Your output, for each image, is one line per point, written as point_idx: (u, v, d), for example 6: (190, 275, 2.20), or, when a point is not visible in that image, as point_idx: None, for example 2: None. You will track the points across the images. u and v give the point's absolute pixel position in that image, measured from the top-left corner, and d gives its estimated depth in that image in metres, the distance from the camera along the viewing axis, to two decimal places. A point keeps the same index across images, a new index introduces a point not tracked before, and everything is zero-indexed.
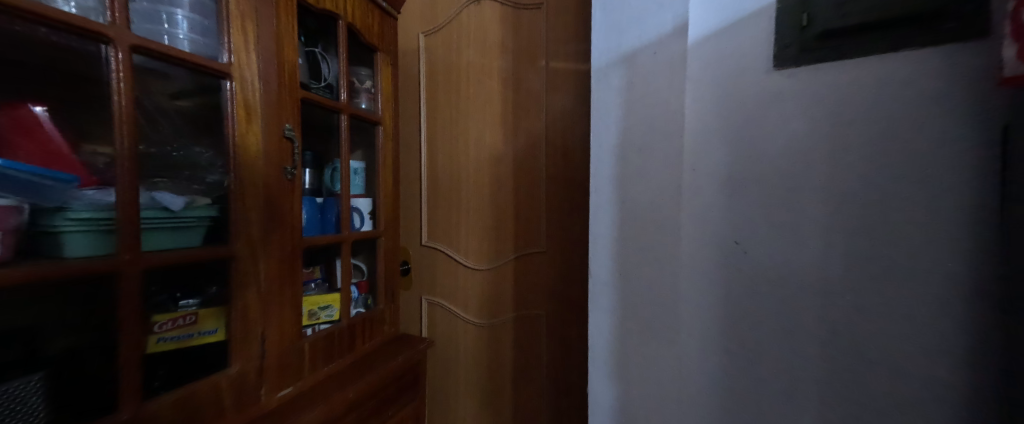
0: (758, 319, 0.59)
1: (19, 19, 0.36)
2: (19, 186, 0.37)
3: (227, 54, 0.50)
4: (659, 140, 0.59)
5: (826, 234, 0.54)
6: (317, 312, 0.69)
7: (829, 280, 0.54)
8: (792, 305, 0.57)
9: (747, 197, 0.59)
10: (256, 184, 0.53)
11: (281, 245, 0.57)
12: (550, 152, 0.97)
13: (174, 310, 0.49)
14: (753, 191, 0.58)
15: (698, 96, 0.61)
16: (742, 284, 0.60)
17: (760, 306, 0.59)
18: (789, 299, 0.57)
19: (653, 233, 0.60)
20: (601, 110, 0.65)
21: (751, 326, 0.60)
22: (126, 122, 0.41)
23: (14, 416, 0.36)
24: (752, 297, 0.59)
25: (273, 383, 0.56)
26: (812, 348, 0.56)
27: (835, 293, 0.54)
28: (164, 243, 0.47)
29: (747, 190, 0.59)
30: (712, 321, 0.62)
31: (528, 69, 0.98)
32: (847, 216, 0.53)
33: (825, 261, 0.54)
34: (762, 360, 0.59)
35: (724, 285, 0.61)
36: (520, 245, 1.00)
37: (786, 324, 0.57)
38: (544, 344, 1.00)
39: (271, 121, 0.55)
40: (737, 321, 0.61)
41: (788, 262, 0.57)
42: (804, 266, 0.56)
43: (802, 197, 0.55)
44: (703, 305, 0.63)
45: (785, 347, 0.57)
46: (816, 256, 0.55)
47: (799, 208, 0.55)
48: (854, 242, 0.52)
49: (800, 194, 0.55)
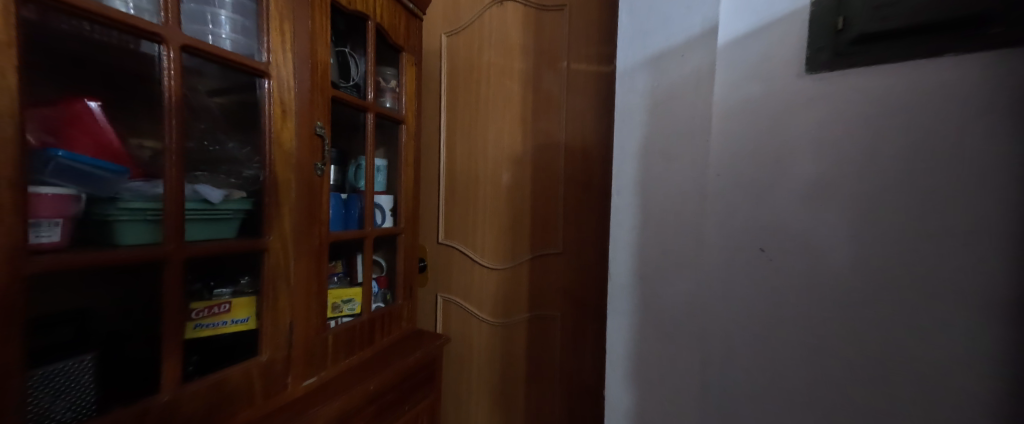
0: (780, 331, 0.57)
1: (67, 15, 0.37)
2: (78, 178, 0.39)
3: (265, 54, 0.52)
4: (683, 144, 0.59)
5: (858, 246, 0.52)
6: (340, 305, 0.71)
7: (861, 292, 0.52)
8: (818, 318, 0.55)
9: (778, 203, 0.57)
10: (289, 179, 0.55)
11: (309, 238, 0.59)
12: (568, 155, 0.97)
13: (210, 298, 0.51)
14: (784, 198, 0.56)
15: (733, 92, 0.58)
16: (763, 293, 0.58)
17: (784, 319, 0.57)
18: (815, 311, 0.55)
19: (676, 235, 0.61)
20: (624, 112, 0.66)
21: (779, 341, 0.58)
22: (175, 118, 0.43)
23: (70, 393, 0.38)
24: (774, 309, 0.58)
25: (298, 372, 0.58)
26: (838, 363, 0.54)
27: (865, 307, 0.52)
28: (203, 234, 0.49)
29: (779, 197, 0.56)
30: (733, 331, 0.61)
31: (549, 71, 0.98)
32: (885, 229, 0.50)
33: (854, 272, 0.52)
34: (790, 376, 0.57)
35: (745, 296, 0.60)
36: (537, 246, 1.01)
37: (811, 338, 0.55)
38: (558, 345, 0.99)
39: (304, 119, 0.57)
40: (760, 332, 0.59)
41: (815, 273, 0.55)
42: (833, 277, 0.54)
43: (841, 202, 0.53)
44: (725, 315, 0.61)
45: (810, 362, 0.55)
46: (845, 269, 0.53)
47: (830, 215, 0.53)
48: (890, 256, 0.50)
49: (836, 201, 0.53)
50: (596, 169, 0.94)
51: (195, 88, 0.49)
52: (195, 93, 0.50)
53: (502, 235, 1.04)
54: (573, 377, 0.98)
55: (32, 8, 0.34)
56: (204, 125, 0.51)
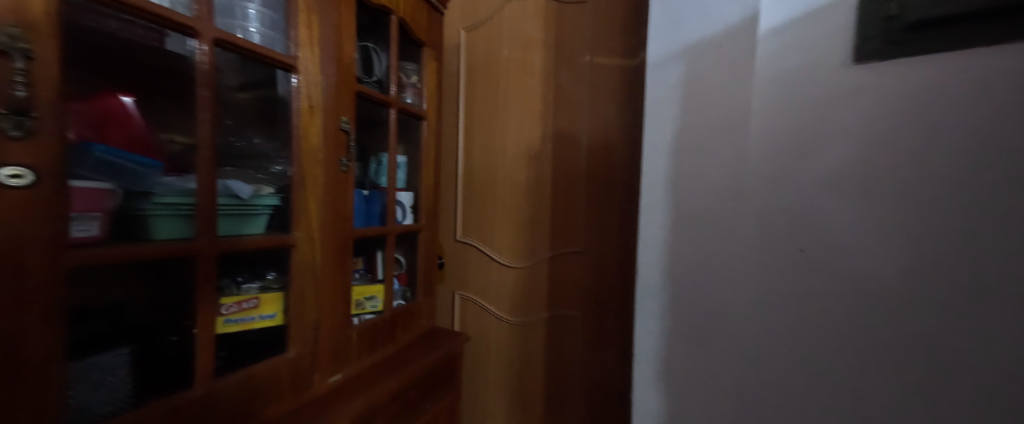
0: (817, 344, 0.52)
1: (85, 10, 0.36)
2: (113, 172, 0.39)
3: (293, 47, 0.52)
4: (721, 140, 0.58)
5: (911, 252, 0.46)
6: (363, 302, 0.71)
7: (917, 306, 0.46)
8: (868, 334, 0.48)
9: (828, 203, 0.50)
10: (316, 175, 0.55)
11: (334, 234, 0.59)
12: (589, 151, 0.96)
13: (238, 293, 0.51)
14: (835, 198, 0.50)
15: (770, 85, 0.53)
16: (799, 302, 0.53)
17: (829, 334, 0.51)
18: (865, 327, 0.49)
19: (717, 236, 0.59)
20: (655, 106, 0.65)
21: (817, 357, 0.52)
22: (207, 113, 0.43)
23: (107, 387, 0.38)
24: (813, 322, 0.52)
25: (324, 369, 0.58)
26: (892, 388, 0.47)
27: (927, 326, 0.45)
28: (232, 229, 0.49)
29: (830, 198, 0.50)
30: (767, 341, 0.55)
31: (571, 66, 0.98)
32: (944, 236, 0.44)
33: (907, 283, 0.46)
34: (829, 394, 0.51)
35: (778, 305, 0.54)
36: (557, 244, 1.01)
37: (857, 356, 0.49)
38: (578, 344, 0.98)
39: (329, 114, 0.56)
40: (799, 348, 0.53)
41: (860, 283, 0.49)
42: (881, 285, 0.48)
43: (891, 207, 0.47)
44: (756, 322, 0.56)
45: (857, 384, 0.49)
46: (897, 277, 0.47)
47: (883, 218, 0.47)
48: (947, 263, 0.44)
49: (886, 205, 0.47)
50: (618, 165, 0.92)
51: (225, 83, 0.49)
52: (228, 89, 0.49)
53: (520, 233, 1.03)
54: (594, 379, 0.96)
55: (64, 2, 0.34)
56: (231, 120, 0.51)
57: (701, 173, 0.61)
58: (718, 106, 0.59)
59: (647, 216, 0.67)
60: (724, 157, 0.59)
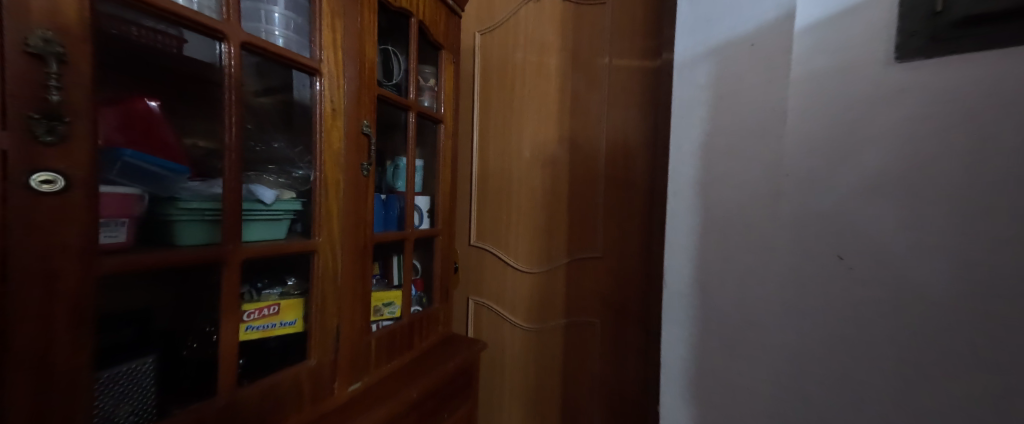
0: (857, 359, 0.49)
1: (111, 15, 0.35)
2: (142, 178, 0.39)
3: (317, 51, 0.51)
4: (751, 141, 0.57)
5: (963, 265, 0.42)
6: (381, 309, 0.70)
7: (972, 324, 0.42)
8: (915, 350, 0.45)
9: (869, 209, 0.48)
10: (338, 179, 0.54)
11: (355, 240, 0.58)
12: (608, 155, 0.94)
13: (259, 299, 0.50)
14: (877, 205, 0.47)
15: (806, 86, 0.51)
16: (836, 314, 0.50)
17: (872, 351, 0.48)
18: (914, 343, 0.45)
19: (745, 238, 0.58)
20: (682, 107, 0.64)
21: (860, 374, 0.48)
22: (235, 117, 0.43)
23: (132, 398, 0.37)
24: (852, 335, 0.49)
25: (344, 377, 0.57)
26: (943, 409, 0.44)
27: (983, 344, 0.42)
28: (256, 235, 0.48)
29: (871, 204, 0.47)
30: (802, 353, 0.53)
31: (589, 67, 0.97)
32: (999, 246, 0.41)
33: (959, 296, 0.43)
34: (873, 412, 0.48)
35: (816, 316, 0.51)
36: (574, 249, 0.99)
37: (904, 375, 0.46)
38: (597, 350, 0.97)
39: (352, 117, 0.56)
40: (837, 362, 0.50)
41: (906, 296, 0.45)
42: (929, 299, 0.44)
43: (940, 214, 0.43)
44: (792, 332, 0.54)
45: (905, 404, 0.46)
46: (950, 291, 0.43)
47: (931, 227, 0.44)
48: (1003, 273, 0.41)
49: (934, 213, 0.44)
50: (638, 168, 0.90)
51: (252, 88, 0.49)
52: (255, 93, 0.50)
53: (537, 237, 1.02)
54: (613, 386, 0.94)
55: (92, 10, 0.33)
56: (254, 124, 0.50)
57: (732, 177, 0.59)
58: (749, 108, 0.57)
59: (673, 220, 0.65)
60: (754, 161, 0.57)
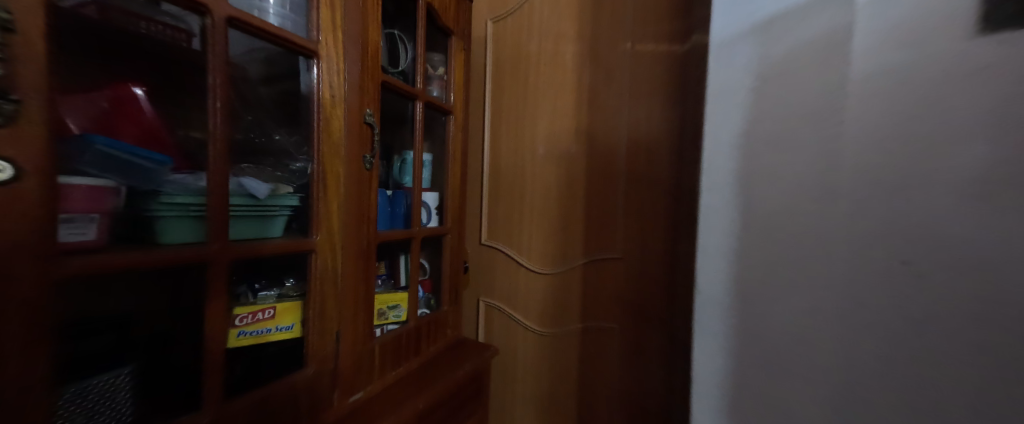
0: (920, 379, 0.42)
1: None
2: (117, 168, 0.34)
3: (315, 32, 0.47)
4: (801, 130, 0.50)
5: None
6: (385, 312, 0.65)
7: None
8: (1002, 376, 0.38)
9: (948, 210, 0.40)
10: (338, 172, 0.50)
11: (357, 239, 0.54)
12: (628, 149, 0.88)
13: (254, 302, 0.46)
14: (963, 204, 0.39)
15: (872, 66, 0.44)
16: (895, 327, 0.43)
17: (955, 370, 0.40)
18: (1001, 367, 0.38)
19: (791, 241, 0.51)
20: (719, 93, 0.58)
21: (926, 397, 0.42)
22: (220, 101, 0.38)
23: (104, 415, 0.33)
24: (920, 351, 0.42)
25: (346, 386, 0.53)
26: None
27: None
28: (248, 233, 0.43)
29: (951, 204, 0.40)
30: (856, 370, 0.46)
31: (608, 55, 0.91)
32: None
33: None
34: None
35: (869, 328, 0.45)
36: (592, 249, 0.93)
37: (984, 405, 0.39)
38: (615, 358, 0.91)
39: (353, 105, 0.51)
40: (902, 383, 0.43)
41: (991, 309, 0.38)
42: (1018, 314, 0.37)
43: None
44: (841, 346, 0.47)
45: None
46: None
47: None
48: None
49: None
50: (660, 163, 0.84)
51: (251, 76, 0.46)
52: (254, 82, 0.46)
53: (551, 236, 0.97)
54: (633, 398, 0.88)
55: (92, 6, 0.33)
56: (255, 116, 0.47)
57: (776, 173, 0.52)
58: (796, 94, 0.50)
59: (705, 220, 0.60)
60: (804, 156, 0.50)
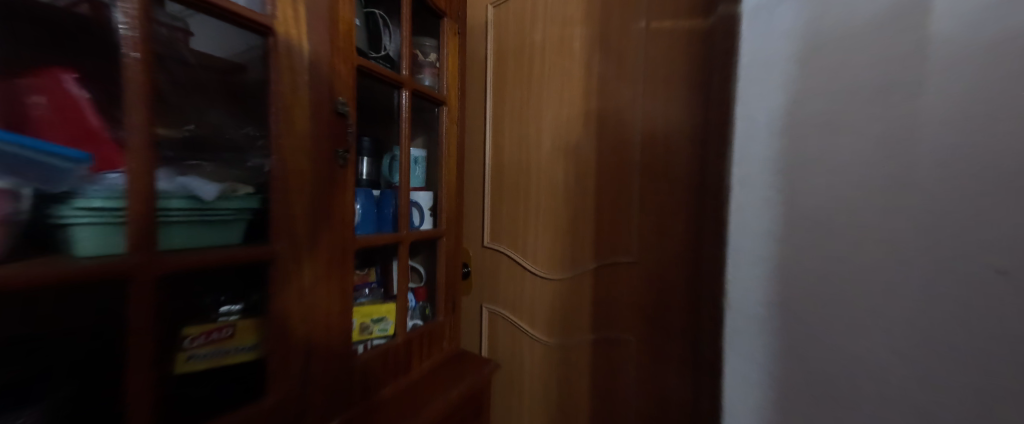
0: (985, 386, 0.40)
1: None
2: (17, 166, 0.28)
3: (270, 4, 0.40)
4: (860, 108, 0.46)
5: None
6: (370, 326, 0.59)
7: None
8: None
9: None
10: (304, 170, 0.43)
11: (328, 246, 0.47)
12: (642, 142, 0.78)
13: (212, 321, 0.42)
14: None
15: (958, 33, 0.40)
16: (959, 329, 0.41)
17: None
18: None
19: (847, 230, 0.47)
20: (756, 69, 0.54)
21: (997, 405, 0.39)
22: (138, 84, 0.30)
23: None
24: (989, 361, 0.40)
25: (319, 416, 0.46)
26: None
27: None
28: (190, 241, 0.37)
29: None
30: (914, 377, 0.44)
31: (620, 36, 0.81)
32: None
33: None
34: None
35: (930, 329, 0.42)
36: (604, 253, 0.84)
37: None
38: (632, 377, 0.80)
39: (322, 92, 0.44)
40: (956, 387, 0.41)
41: None
42: None
43: None
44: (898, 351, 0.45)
45: None
46: None
47: None
48: None
49: None
50: (676, 155, 0.73)
51: (206, 65, 0.40)
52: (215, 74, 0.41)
53: (559, 238, 0.88)
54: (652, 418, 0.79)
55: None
56: (218, 116, 0.42)
57: (830, 164, 0.48)
58: (830, 81, 0.48)
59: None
60: (850, 146, 0.46)
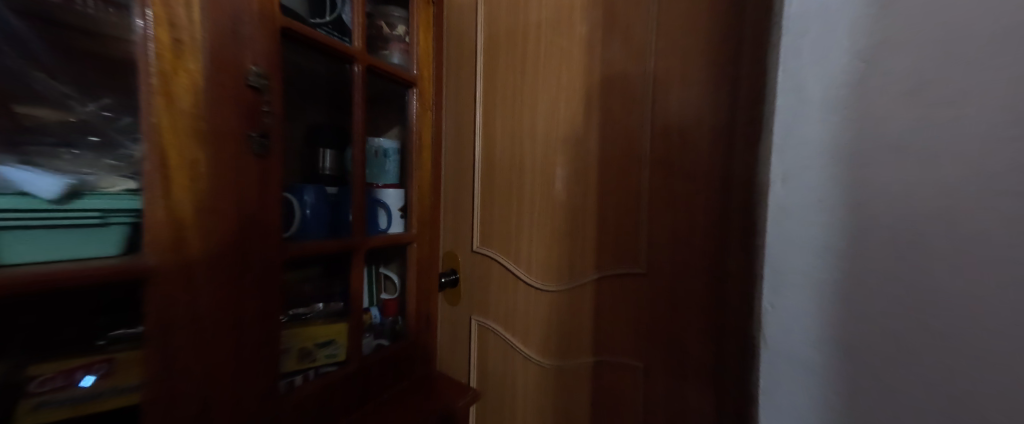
0: None
1: None
2: None
3: None
4: (978, 71, 0.29)
5: None
6: (314, 351, 0.50)
7: None
8: None
9: None
10: (193, 158, 0.33)
11: (231, 259, 0.36)
12: (654, 132, 0.65)
13: (88, 352, 0.36)
14: None
15: None
16: None
17: None
18: None
19: (959, 257, 0.30)
20: (815, 18, 0.37)
21: None
22: None
23: None
24: None
25: None
26: None
27: None
28: (26, 253, 0.29)
29: None
30: None
31: (627, 4, 0.68)
32: None
33: None
34: None
35: None
36: (606, 262, 0.71)
37: None
38: (639, 410, 0.68)
39: (222, 58, 0.35)
40: None
41: None
42: None
43: None
44: None
45: None
46: None
47: None
48: None
49: None
50: (696, 146, 0.60)
51: None
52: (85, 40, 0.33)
53: (555, 244, 0.77)
54: None
55: None
56: (62, 86, 0.35)
57: (943, 150, 0.31)
58: (936, 25, 0.31)
59: (783, 227, 0.39)
60: (974, 122, 0.30)
